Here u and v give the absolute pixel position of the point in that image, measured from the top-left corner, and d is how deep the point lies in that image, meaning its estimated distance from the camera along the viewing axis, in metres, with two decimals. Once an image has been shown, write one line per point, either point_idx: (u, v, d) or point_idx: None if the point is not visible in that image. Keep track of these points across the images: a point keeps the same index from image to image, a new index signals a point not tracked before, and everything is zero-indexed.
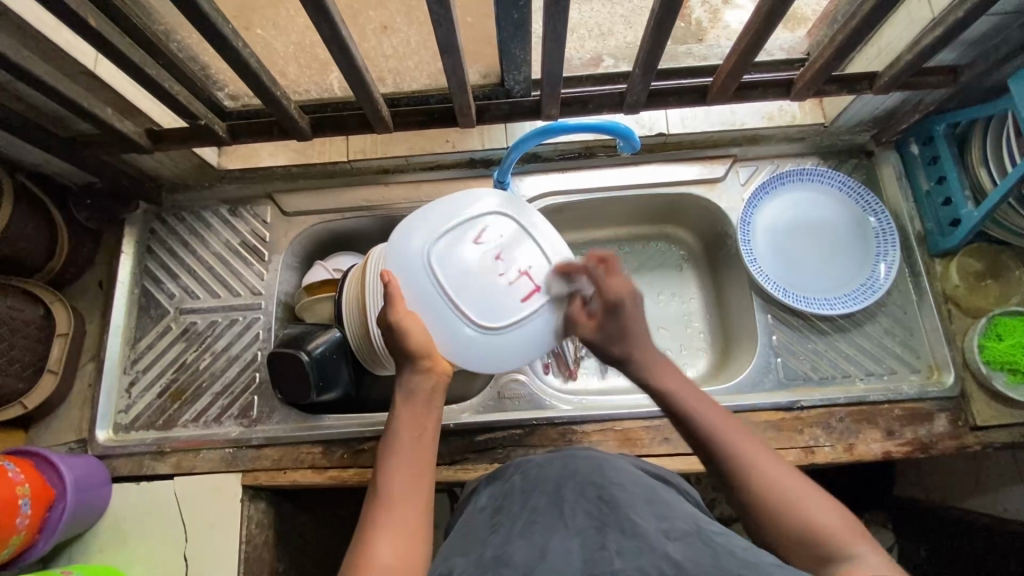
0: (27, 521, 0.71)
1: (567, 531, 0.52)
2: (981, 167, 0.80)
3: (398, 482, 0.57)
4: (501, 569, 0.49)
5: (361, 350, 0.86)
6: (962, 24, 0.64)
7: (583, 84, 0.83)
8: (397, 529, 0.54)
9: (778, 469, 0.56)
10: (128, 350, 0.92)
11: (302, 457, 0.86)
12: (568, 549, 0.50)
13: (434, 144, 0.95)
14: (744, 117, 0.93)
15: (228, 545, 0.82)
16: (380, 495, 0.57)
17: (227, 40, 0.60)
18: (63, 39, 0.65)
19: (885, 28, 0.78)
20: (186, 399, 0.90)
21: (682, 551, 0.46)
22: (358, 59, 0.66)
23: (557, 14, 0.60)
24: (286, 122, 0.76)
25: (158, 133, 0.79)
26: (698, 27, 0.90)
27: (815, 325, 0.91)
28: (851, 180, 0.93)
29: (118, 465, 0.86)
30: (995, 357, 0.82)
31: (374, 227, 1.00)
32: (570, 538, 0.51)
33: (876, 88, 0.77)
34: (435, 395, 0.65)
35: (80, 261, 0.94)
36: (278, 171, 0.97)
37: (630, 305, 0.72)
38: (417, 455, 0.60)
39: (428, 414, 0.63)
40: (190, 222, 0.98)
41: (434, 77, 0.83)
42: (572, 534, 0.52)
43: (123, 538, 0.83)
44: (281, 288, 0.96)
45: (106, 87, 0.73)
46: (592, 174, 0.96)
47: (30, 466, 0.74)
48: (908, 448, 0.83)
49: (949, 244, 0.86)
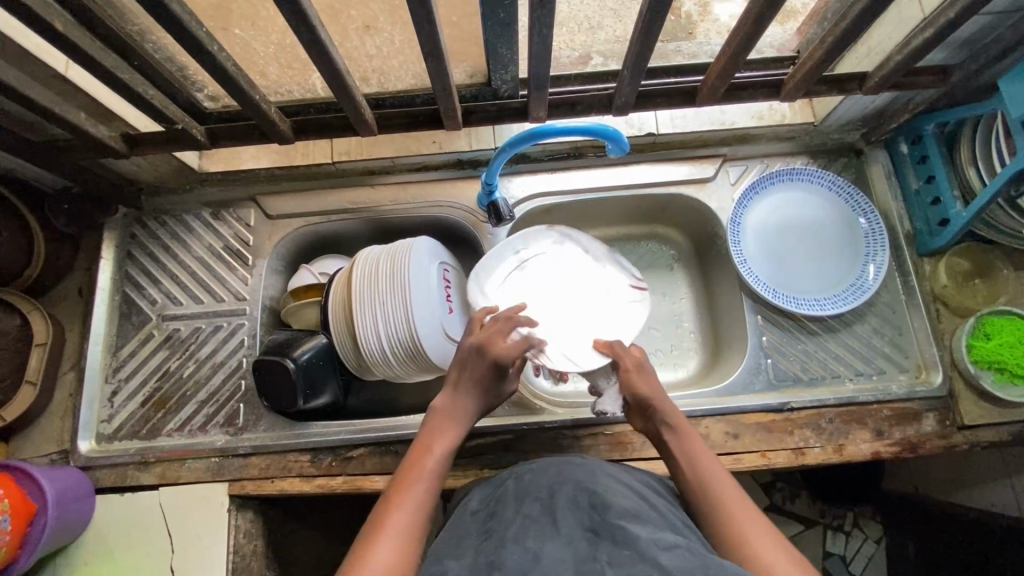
0: (7, 538, 0.69)
1: (560, 537, 0.52)
2: (970, 167, 0.79)
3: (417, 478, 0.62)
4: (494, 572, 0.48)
5: (349, 358, 0.88)
6: (953, 25, 0.64)
7: (571, 83, 0.81)
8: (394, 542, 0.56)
9: (755, 522, 0.58)
10: (110, 359, 0.90)
11: (290, 465, 0.85)
12: (563, 556, 0.49)
13: (421, 146, 0.94)
14: (733, 117, 0.93)
15: (215, 555, 0.81)
16: (398, 485, 0.62)
17: (202, 44, 0.58)
18: (31, 42, 0.63)
19: (874, 28, 0.77)
20: (170, 408, 0.88)
21: (674, 561, 0.47)
22: (339, 61, 0.64)
23: (543, 15, 0.58)
24: (267, 125, 0.74)
25: (134, 137, 0.77)
26: (688, 21, 0.90)
27: (805, 326, 0.90)
28: (840, 179, 0.93)
29: (101, 476, 0.85)
30: (983, 356, 0.82)
31: (361, 229, 0.99)
32: (564, 546, 0.51)
33: (866, 88, 0.77)
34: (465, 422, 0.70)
35: (59, 268, 0.92)
36: (261, 173, 0.95)
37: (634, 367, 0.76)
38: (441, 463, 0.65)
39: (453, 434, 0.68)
40: (171, 227, 0.96)
41: (418, 77, 0.81)
42: (566, 541, 0.51)
43: (107, 550, 0.81)
44: (266, 293, 0.94)
45: (80, 91, 0.70)
46: (582, 175, 0.95)
47: (9, 479, 0.72)
48: (897, 449, 0.83)
49: (937, 244, 0.86)
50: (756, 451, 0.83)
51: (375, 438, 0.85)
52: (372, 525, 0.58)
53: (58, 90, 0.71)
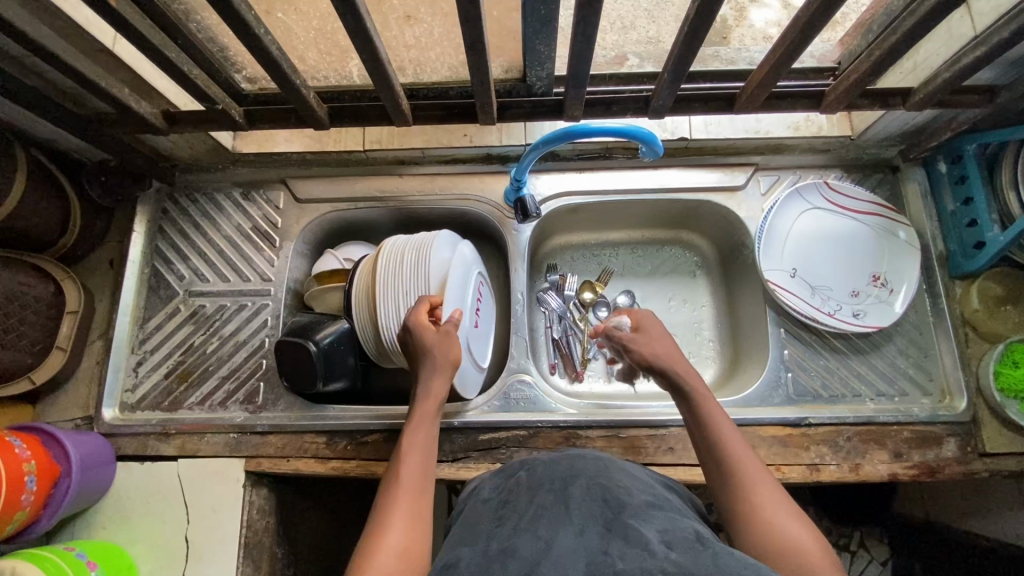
0: (32, 498, 0.71)
1: (573, 528, 0.51)
2: (1010, 192, 0.78)
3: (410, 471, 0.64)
4: (508, 561, 0.48)
5: (369, 344, 0.88)
6: (1007, 44, 0.62)
7: (607, 83, 0.83)
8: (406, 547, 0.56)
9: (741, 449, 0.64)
10: (137, 330, 0.92)
11: (306, 446, 0.86)
12: (574, 548, 0.48)
13: (452, 139, 0.94)
14: (769, 126, 0.92)
15: (228, 528, 0.82)
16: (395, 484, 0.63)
17: (249, 26, 0.59)
18: (82, 16, 0.64)
19: (922, 43, 0.76)
20: (193, 382, 0.90)
21: (686, 558, 0.46)
22: (381, 50, 0.64)
23: (588, 15, 0.58)
24: (304, 110, 0.75)
25: (174, 114, 0.78)
26: (723, 25, 0.88)
27: (828, 341, 0.90)
28: (903, 221, 0.90)
29: (123, 444, 0.87)
30: (1009, 385, 0.80)
31: (387, 218, 0.99)
32: (574, 537, 0.50)
33: (910, 105, 0.75)
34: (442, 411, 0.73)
35: (93, 238, 0.94)
36: (293, 157, 0.96)
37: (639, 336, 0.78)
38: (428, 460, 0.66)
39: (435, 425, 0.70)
40: (202, 204, 0.97)
41: (454, 69, 0.81)
42: (576, 533, 0.50)
43: (126, 517, 0.84)
44: (291, 276, 0.95)
45: (124, 65, 0.72)
46: (610, 176, 0.95)
47: (36, 440, 0.74)
48: (915, 472, 0.82)
49: (971, 267, 0.84)
50: (770, 464, 0.82)
51: (391, 425, 0.86)
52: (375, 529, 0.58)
53: (104, 64, 0.72)
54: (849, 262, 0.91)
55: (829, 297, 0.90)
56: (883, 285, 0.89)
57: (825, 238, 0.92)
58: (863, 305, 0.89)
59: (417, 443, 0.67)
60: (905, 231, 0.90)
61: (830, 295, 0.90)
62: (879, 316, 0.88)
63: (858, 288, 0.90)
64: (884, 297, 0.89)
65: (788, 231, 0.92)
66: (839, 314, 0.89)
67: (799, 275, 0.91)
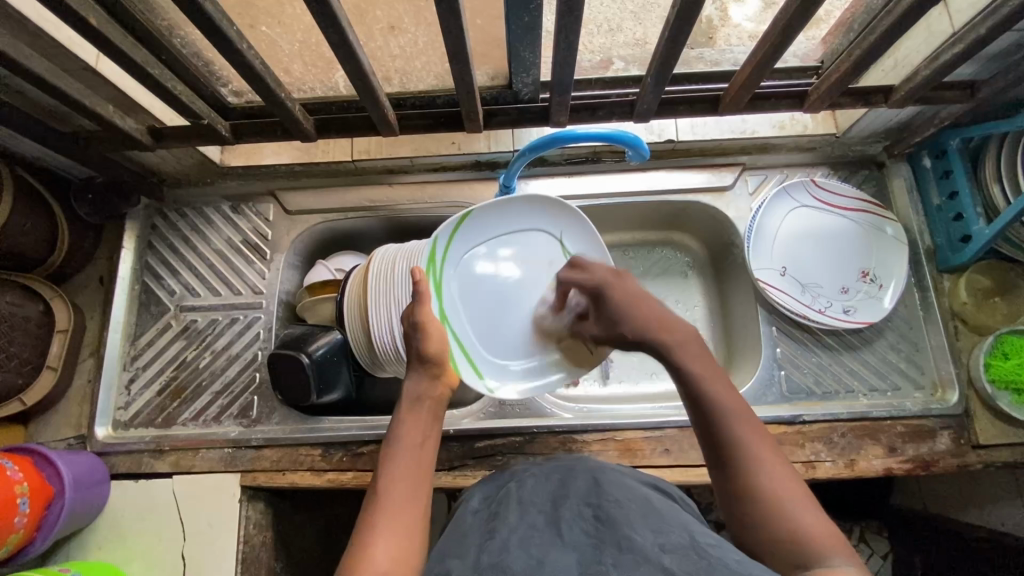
0: (25, 520, 0.70)
1: (564, 543, 0.51)
2: (995, 185, 0.79)
3: (396, 486, 0.58)
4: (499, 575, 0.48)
5: (362, 355, 0.86)
6: (985, 40, 0.63)
7: (592, 88, 0.81)
8: (395, 534, 0.54)
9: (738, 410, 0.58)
10: (128, 347, 0.92)
11: (301, 459, 0.86)
12: (566, 561, 0.48)
13: (440, 146, 0.95)
14: (755, 125, 0.92)
15: (226, 544, 0.82)
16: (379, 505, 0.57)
17: (231, 42, 0.59)
18: (64, 36, 0.64)
19: (902, 40, 0.77)
20: (186, 397, 0.90)
21: (677, 563, 0.46)
22: (366, 63, 0.64)
23: (571, 22, 0.58)
24: (289, 123, 0.75)
25: (160, 131, 0.78)
26: (708, 25, 0.88)
27: (821, 340, 0.90)
28: (887, 214, 0.91)
29: (116, 462, 0.86)
30: (1001, 375, 0.81)
31: (378, 227, 1.00)
32: (568, 554, 0.49)
33: (892, 102, 0.76)
34: (439, 406, 0.68)
35: (80, 256, 0.93)
36: (281, 169, 0.96)
37: (613, 282, 0.72)
38: (422, 466, 0.61)
39: (430, 424, 0.65)
40: (191, 219, 0.97)
41: (441, 77, 0.81)
42: (570, 550, 0.50)
43: (120, 536, 0.83)
44: (282, 288, 0.95)
45: (108, 83, 0.72)
46: (597, 179, 0.95)
47: (27, 463, 0.73)
48: (909, 466, 0.82)
49: (958, 260, 0.85)
50: None
51: (385, 435, 0.85)
52: (365, 529, 0.55)
53: (87, 83, 0.72)
54: (838, 260, 0.92)
55: (820, 297, 0.90)
56: (872, 281, 0.90)
57: (813, 238, 0.93)
58: (853, 301, 0.90)
59: (403, 448, 0.62)
60: (891, 225, 0.91)
61: (823, 298, 0.90)
62: (869, 313, 0.89)
63: (847, 285, 0.91)
64: (873, 292, 0.90)
65: (776, 228, 0.93)
66: (830, 311, 0.89)
67: (788, 274, 0.91)
